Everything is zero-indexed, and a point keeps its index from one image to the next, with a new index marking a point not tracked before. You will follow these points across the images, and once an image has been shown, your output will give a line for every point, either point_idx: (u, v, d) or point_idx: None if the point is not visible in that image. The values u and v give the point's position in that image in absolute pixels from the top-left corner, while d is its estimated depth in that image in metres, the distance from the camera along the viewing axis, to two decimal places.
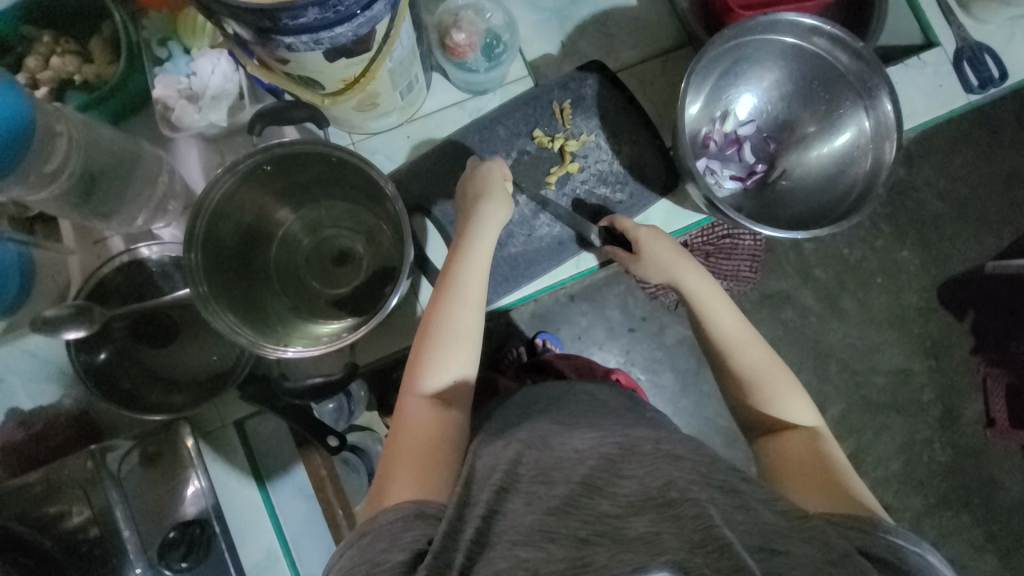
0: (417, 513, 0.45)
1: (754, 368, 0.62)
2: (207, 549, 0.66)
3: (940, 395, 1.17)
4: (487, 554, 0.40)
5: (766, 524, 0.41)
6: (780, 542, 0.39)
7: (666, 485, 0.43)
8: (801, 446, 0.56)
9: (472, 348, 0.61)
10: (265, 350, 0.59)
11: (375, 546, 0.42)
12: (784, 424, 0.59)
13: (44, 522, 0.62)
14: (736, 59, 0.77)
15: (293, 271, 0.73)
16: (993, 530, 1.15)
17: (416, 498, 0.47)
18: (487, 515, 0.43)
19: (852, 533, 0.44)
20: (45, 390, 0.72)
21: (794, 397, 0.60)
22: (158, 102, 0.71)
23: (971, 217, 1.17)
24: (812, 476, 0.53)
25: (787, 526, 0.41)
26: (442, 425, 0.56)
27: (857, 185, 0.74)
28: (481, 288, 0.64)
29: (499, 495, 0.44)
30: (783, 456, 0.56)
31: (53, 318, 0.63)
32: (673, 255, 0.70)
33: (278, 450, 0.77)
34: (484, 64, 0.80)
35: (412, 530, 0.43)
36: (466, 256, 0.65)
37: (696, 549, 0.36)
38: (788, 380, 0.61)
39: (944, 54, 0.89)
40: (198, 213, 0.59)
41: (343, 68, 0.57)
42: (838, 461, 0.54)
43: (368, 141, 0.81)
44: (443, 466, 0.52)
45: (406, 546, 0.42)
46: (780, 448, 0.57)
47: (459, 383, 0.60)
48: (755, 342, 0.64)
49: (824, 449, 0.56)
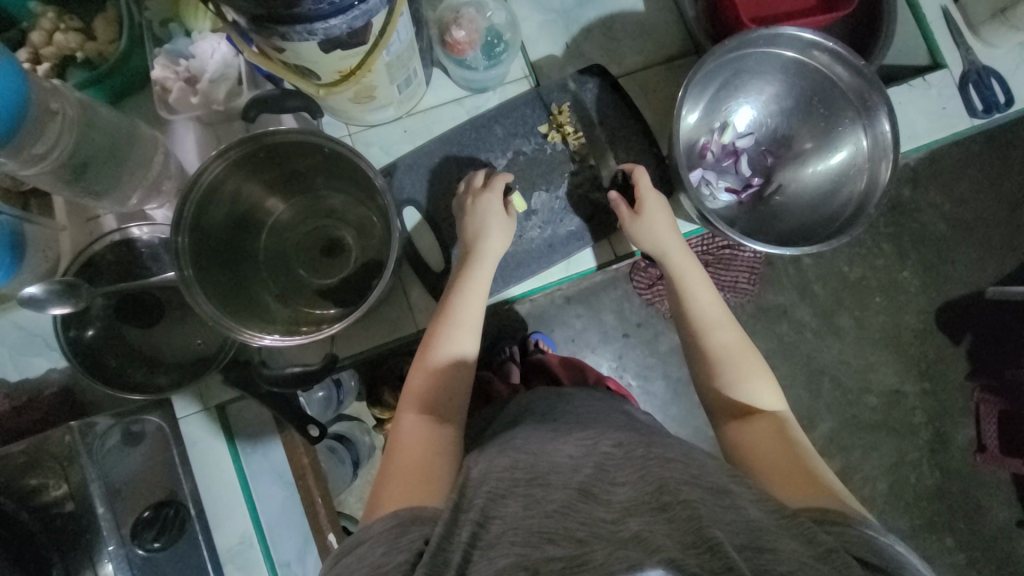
0: (414, 518, 0.45)
1: (727, 349, 0.64)
2: (180, 533, 0.66)
3: (931, 418, 1.16)
4: (483, 555, 0.39)
5: (753, 522, 0.40)
6: (769, 541, 0.38)
7: (659, 489, 0.43)
8: (767, 430, 0.56)
9: (466, 373, 0.63)
10: (244, 337, 0.59)
11: (374, 551, 0.42)
12: (750, 407, 0.59)
13: (20, 495, 0.60)
14: (736, 71, 0.76)
15: (282, 258, 0.74)
16: (977, 556, 1.14)
17: (414, 504, 0.47)
18: (482, 519, 0.42)
19: (834, 528, 0.42)
20: (34, 363, 0.73)
21: (761, 379, 0.61)
22: (157, 84, 0.72)
23: (971, 241, 1.17)
24: (785, 469, 0.51)
25: (774, 524, 0.41)
26: (440, 433, 0.57)
27: (850, 205, 0.73)
28: (481, 314, 0.66)
29: (495, 500, 0.44)
30: (750, 442, 0.55)
31: (41, 295, 0.63)
32: (669, 232, 0.73)
33: (262, 436, 0.79)
34: (484, 62, 0.80)
35: (409, 534, 0.43)
36: (469, 286, 0.67)
37: (689, 550, 0.37)
38: (757, 366, 0.62)
39: (949, 76, 0.88)
40: (187, 197, 0.59)
41: (339, 59, 0.57)
42: (804, 446, 0.55)
43: (365, 133, 0.82)
44: (443, 472, 0.53)
45: (405, 549, 0.41)
46: (745, 433, 0.57)
47: (455, 402, 0.61)
48: (731, 326, 0.66)
49: (790, 432, 0.56)
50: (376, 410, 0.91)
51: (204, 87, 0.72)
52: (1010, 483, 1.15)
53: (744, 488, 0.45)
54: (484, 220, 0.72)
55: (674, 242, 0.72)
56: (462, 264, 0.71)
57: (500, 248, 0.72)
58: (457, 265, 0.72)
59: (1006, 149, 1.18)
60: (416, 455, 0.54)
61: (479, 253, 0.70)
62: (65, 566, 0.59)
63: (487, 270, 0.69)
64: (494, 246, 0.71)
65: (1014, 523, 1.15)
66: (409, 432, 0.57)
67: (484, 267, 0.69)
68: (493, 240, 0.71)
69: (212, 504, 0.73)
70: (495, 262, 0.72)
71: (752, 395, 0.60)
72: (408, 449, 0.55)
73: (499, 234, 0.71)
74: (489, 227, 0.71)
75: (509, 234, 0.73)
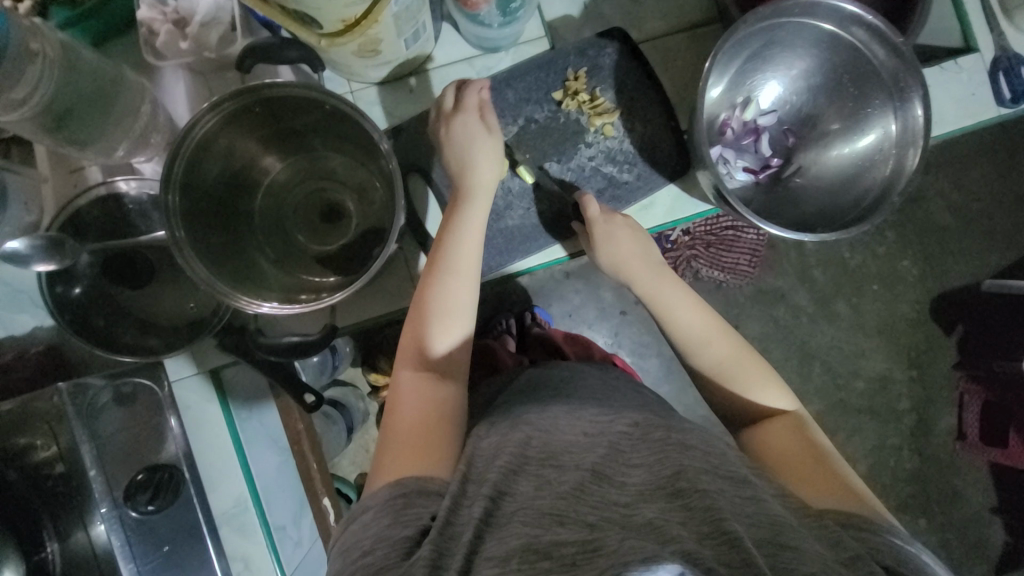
0: (419, 490, 0.46)
1: (720, 363, 0.65)
2: (176, 494, 0.64)
3: (916, 405, 1.18)
4: (493, 535, 0.40)
5: (774, 516, 0.42)
6: (789, 537, 0.40)
7: (675, 475, 0.45)
8: (785, 432, 0.59)
9: (466, 321, 0.62)
10: (240, 304, 0.56)
11: (379, 522, 0.44)
12: (762, 413, 0.62)
13: (11, 453, 0.58)
14: (767, 42, 0.72)
15: (279, 220, 0.70)
16: (946, 537, 1.18)
17: (418, 473, 0.48)
18: (495, 495, 0.44)
19: (859, 534, 0.44)
20: (17, 321, 0.69)
21: (768, 382, 0.63)
22: (144, 26, 0.66)
23: (975, 232, 1.17)
24: (805, 466, 0.54)
25: (798, 521, 0.43)
26: (441, 388, 0.57)
27: (871, 192, 0.70)
28: (475, 255, 0.63)
29: (510, 476, 0.46)
30: (769, 445, 0.58)
31: (24, 251, 0.60)
32: (632, 248, 0.71)
33: (256, 401, 0.80)
34: (499, 18, 0.71)
35: (414, 508, 0.45)
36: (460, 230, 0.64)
37: (705, 541, 0.38)
38: (755, 368, 0.64)
39: (980, 62, 0.83)
40: (177, 153, 0.55)
41: (343, 7, 0.52)
42: (823, 444, 0.57)
43: (368, 91, 0.77)
44: (449, 429, 0.54)
45: (410, 523, 0.44)
46: (762, 437, 0.59)
47: (457, 357, 0.60)
48: (722, 337, 0.66)
49: (808, 433, 0.59)
50: (372, 376, 0.91)
51: (195, 32, 0.66)
52: (986, 470, 1.18)
53: (763, 483, 0.47)
54: (470, 155, 0.68)
55: (637, 267, 0.70)
56: (453, 205, 0.67)
57: (490, 182, 0.67)
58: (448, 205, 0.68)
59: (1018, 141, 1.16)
60: (419, 414, 0.55)
61: (467, 190, 0.67)
62: (56, 528, 0.58)
63: (478, 207, 0.66)
64: (482, 182, 0.67)
65: (986, 509, 1.19)
66: (408, 389, 0.58)
67: (473, 203, 0.66)
68: (481, 172, 0.67)
69: (208, 469, 0.72)
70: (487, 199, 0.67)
71: (764, 402, 0.62)
72: (412, 411, 0.56)
73: (485, 166, 0.67)
74: (475, 158, 0.67)
75: (498, 159, 0.68)
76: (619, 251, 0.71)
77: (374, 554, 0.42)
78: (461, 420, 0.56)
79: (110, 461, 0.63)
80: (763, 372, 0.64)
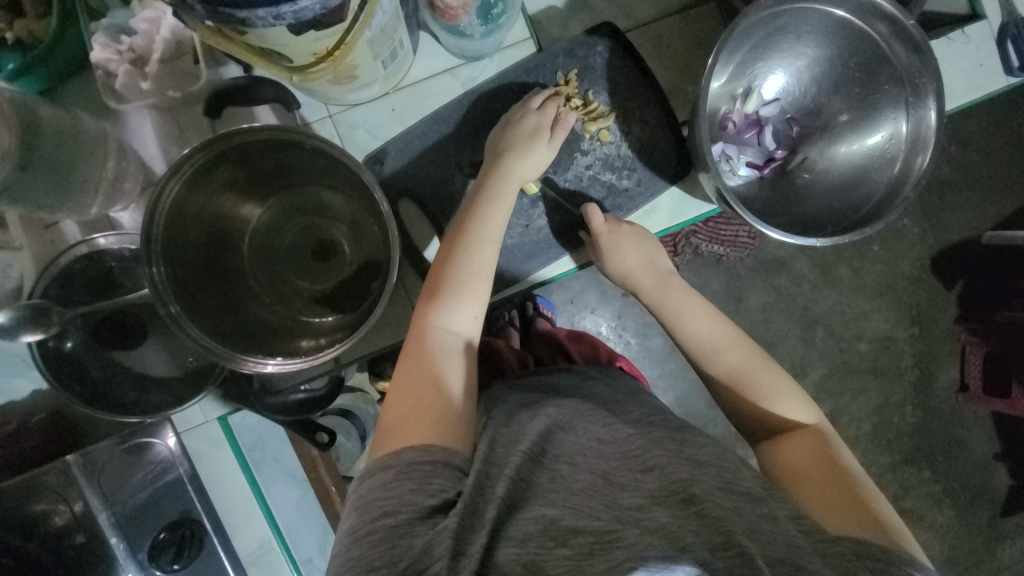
0: (444, 461, 0.47)
1: (736, 373, 0.65)
2: (200, 548, 0.69)
3: (918, 361, 1.18)
4: (515, 518, 0.40)
5: (790, 538, 0.41)
6: (801, 559, 0.39)
7: (687, 482, 0.44)
8: (804, 447, 0.58)
9: (482, 305, 0.61)
10: (241, 364, 0.55)
11: (402, 486, 0.45)
12: (782, 424, 0.62)
13: (30, 521, 0.65)
14: (769, 32, 0.68)
15: (273, 268, 0.67)
16: (952, 486, 1.19)
17: (442, 444, 0.49)
18: (513, 482, 0.43)
19: (875, 566, 0.43)
20: (16, 385, 0.69)
21: (788, 394, 0.63)
22: (99, 68, 0.62)
23: (976, 185, 1.14)
24: (830, 490, 0.53)
25: (807, 543, 0.43)
26: (456, 363, 0.57)
27: (880, 190, 0.67)
28: (497, 240, 0.63)
29: (530, 463, 0.45)
30: (789, 461, 0.58)
31: (6, 324, 0.58)
32: (641, 260, 0.72)
33: (261, 427, 0.74)
34: (479, 28, 0.69)
35: (436, 480, 0.45)
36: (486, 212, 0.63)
37: (717, 551, 0.38)
38: (775, 380, 0.64)
39: (987, 29, 0.79)
40: (153, 216, 0.53)
41: (313, 41, 0.47)
42: (846, 461, 0.57)
43: (347, 113, 0.72)
44: (459, 402, 0.54)
45: (434, 494, 0.44)
46: (781, 451, 0.59)
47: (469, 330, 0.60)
48: (737, 347, 0.67)
49: (831, 448, 0.58)
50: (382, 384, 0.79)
51: (156, 70, 0.62)
52: (990, 418, 1.19)
53: (778, 502, 0.46)
54: (518, 141, 0.67)
55: (643, 278, 0.72)
56: (481, 188, 0.66)
57: (530, 172, 0.67)
58: (475, 187, 0.67)
59: (1017, 98, 1.13)
60: (434, 386, 0.54)
61: (506, 172, 0.66)
62: None
63: (512, 196, 0.66)
64: (521, 168, 0.67)
65: (990, 455, 1.20)
66: (426, 354, 0.57)
67: (512, 191, 0.66)
68: (523, 166, 0.67)
69: (228, 511, 0.72)
70: (519, 187, 0.67)
71: (784, 413, 0.62)
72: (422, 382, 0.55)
73: (533, 164, 0.67)
74: (520, 149, 0.67)
75: (544, 165, 0.68)
76: (625, 259, 0.71)
77: (398, 517, 0.42)
78: (470, 394, 0.56)
79: (128, 525, 0.69)
80: (783, 384, 0.64)
